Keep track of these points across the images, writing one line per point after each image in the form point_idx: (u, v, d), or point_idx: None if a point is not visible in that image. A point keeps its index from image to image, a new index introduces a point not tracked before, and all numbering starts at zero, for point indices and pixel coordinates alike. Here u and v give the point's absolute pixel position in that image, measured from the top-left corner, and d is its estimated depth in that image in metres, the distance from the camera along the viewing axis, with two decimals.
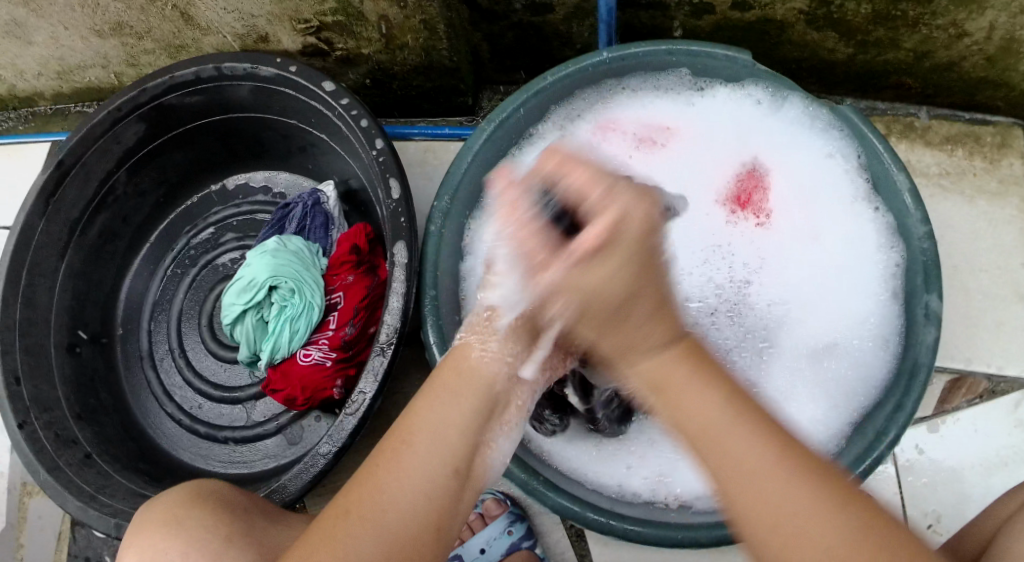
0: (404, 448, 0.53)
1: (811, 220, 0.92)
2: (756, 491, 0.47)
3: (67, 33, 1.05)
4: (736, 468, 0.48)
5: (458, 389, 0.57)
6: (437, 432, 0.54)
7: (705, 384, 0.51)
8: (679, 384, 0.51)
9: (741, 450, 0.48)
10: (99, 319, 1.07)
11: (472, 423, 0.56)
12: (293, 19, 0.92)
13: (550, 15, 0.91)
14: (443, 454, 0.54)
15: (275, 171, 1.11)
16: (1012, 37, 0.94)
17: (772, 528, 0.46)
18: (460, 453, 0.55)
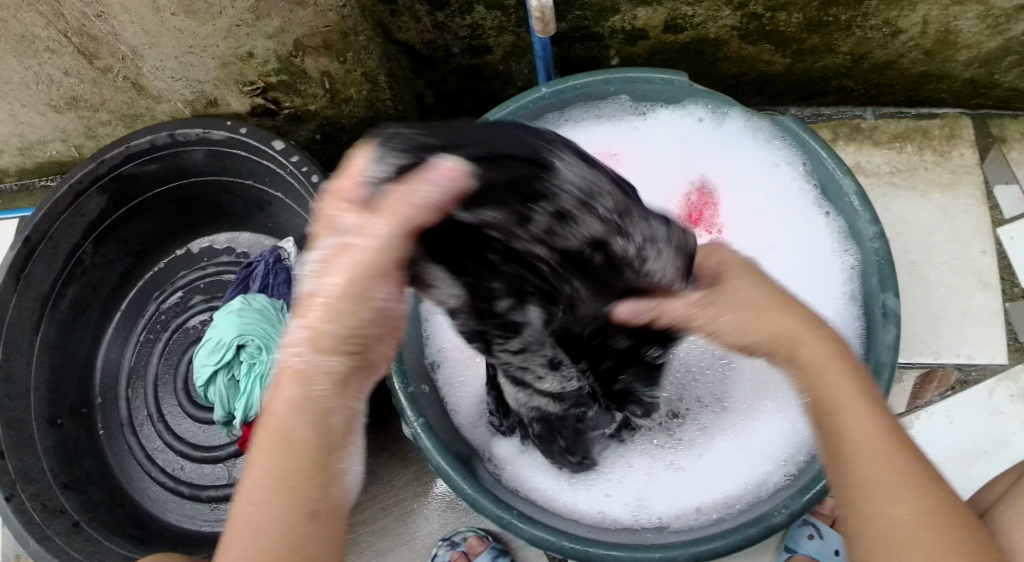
0: (247, 508, 0.46)
1: (760, 230, 0.94)
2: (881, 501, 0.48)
3: (24, 110, 1.06)
4: (859, 443, 0.51)
5: (278, 430, 0.47)
6: (268, 486, 0.46)
7: (858, 394, 0.53)
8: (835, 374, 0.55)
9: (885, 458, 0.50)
10: (76, 390, 1.09)
11: (304, 458, 0.47)
12: (238, 82, 0.94)
13: (488, 56, 0.93)
14: (285, 503, 0.46)
15: (236, 232, 1.14)
16: (947, 29, 0.95)
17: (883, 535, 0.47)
18: (305, 492, 0.46)
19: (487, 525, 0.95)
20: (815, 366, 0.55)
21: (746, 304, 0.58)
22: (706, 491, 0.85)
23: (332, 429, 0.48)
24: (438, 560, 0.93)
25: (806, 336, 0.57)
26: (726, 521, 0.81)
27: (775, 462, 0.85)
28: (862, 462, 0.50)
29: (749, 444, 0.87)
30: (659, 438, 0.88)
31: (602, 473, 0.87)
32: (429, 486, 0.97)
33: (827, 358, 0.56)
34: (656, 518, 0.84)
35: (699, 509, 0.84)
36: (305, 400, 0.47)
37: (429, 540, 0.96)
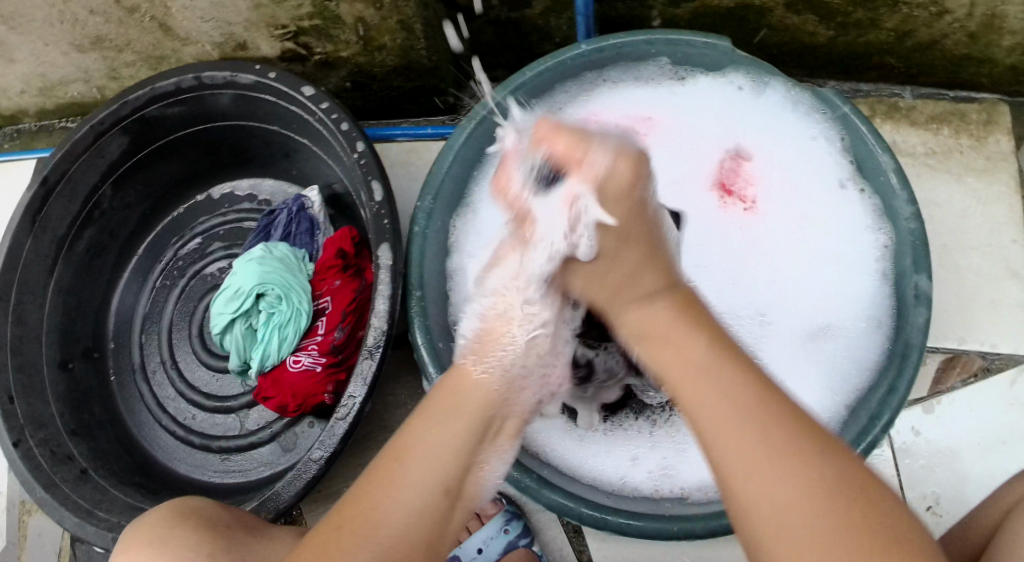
0: (395, 467, 0.55)
1: (797, 200, 0.92)
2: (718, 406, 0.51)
3: (47, 49, 1.04)
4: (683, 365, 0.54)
5: (450, 413, 0.59)
6: (426, 460, 0.56)
7: (701, 333, 0.55)
8: (667, 333, 0.56)
9: (718, 399, 0.51)
10: (90, 334, 1.07)
11: (463, 442, 0.58)
12: (270, 25, 0.92)
13: (526, 10, 0.91)
14: (433, 477, 0.55)
15: (260, 178, 1.11)
16: (993, 12, 0.93)
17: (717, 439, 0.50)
18: (453, 473, 0.57)
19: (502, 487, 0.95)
20: (642, 336, 0.59)
21: (618, 251, 0.60)
22: None
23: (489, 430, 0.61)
24: None
25: (637, 306, 0.59)
26: None
27: None
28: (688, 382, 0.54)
29: None
30: None
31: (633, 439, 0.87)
32: None
33: (667, 318, 0.57)
34: (678, 489, 0.83)
35: None
36: (482, 399, 0.60)
37: None
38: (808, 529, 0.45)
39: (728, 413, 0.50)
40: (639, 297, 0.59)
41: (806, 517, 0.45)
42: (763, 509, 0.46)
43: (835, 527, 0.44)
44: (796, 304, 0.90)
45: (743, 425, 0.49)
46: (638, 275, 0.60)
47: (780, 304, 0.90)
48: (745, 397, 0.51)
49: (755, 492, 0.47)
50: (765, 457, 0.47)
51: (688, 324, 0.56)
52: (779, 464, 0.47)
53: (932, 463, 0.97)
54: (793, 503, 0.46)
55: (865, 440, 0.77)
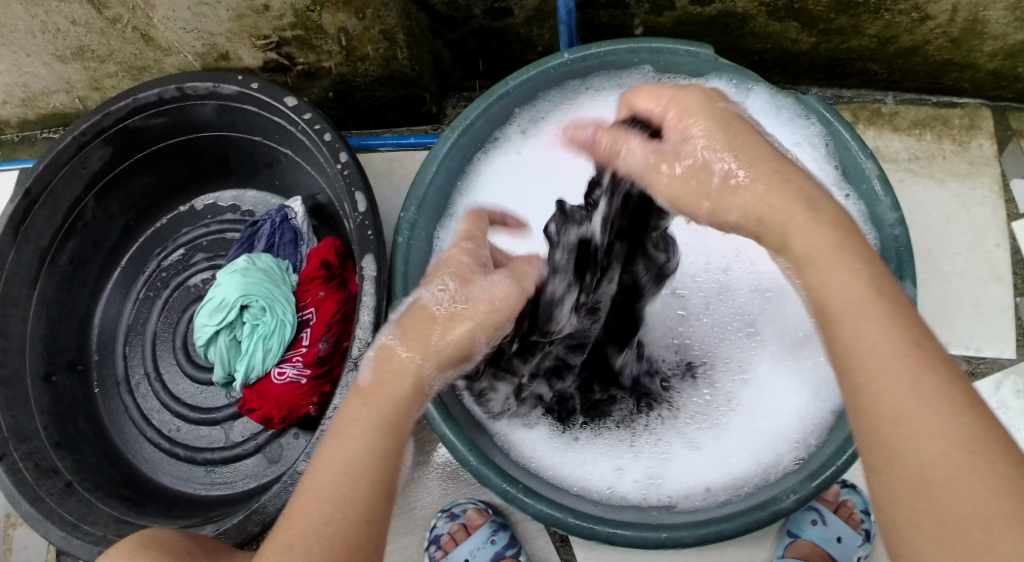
0: (326, 482, 0.51)
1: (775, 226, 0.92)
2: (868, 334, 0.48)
3: (29, 59, 1.04)
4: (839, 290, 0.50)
5: (378, 415, 0.54)
6: (356, 459, 0.52)
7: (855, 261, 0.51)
8: (827, 261, 0.51)
9: (885, 349, 0.47)
10: (74, 345, 1.07)
11: (393, 441, 0.54)
12: (252, 35, 0.92)
13: (509, 19, 0.91)
14: (365, 485, 0.52)
15: (242, 189, 1.11)
16: (975, 18, 0.93)
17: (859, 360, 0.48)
18: (385, 474, 0.53)
19: (488, 497, 0.94)
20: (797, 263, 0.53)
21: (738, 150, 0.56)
22: (718, 471, 0.83)
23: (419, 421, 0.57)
24: (437, 531, 0.92)
25: (799, 225, 0.53)
26: (734, 503, 0.79)
27: (788, 443, 0.83)
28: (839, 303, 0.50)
29: (764, 424, 0.85)
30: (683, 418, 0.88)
31: (618, 448, 0.87)
32: (429, 454, 0.95)
33: (829, 240, 0.52)
34: (666, 497, 0.83)
35: (709, 489, 0.82)
36: (412, 392, 0.56)
37: (428, 509, 0.95)
38: (961, 485, 0.43)
39: (893, 361, 0.47)
40: (790, 217, 0.53)
41: (956, 480, 0.43)
42: (917, 460, 0.44)
43: (1000, 493, 0.42)
44: (782, 315, 0.89)
45: (907, 376, 0.46)
46: (786, 201, 0.54)
47: (765, 315, 0.89)
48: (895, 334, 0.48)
49: (903, 446, 0.45)
50: (924, 411, 0.45)
51: (846, 256, 0.51)
52: (931, 410, 0.45)
53: None
54: (948, 459, 0.44)
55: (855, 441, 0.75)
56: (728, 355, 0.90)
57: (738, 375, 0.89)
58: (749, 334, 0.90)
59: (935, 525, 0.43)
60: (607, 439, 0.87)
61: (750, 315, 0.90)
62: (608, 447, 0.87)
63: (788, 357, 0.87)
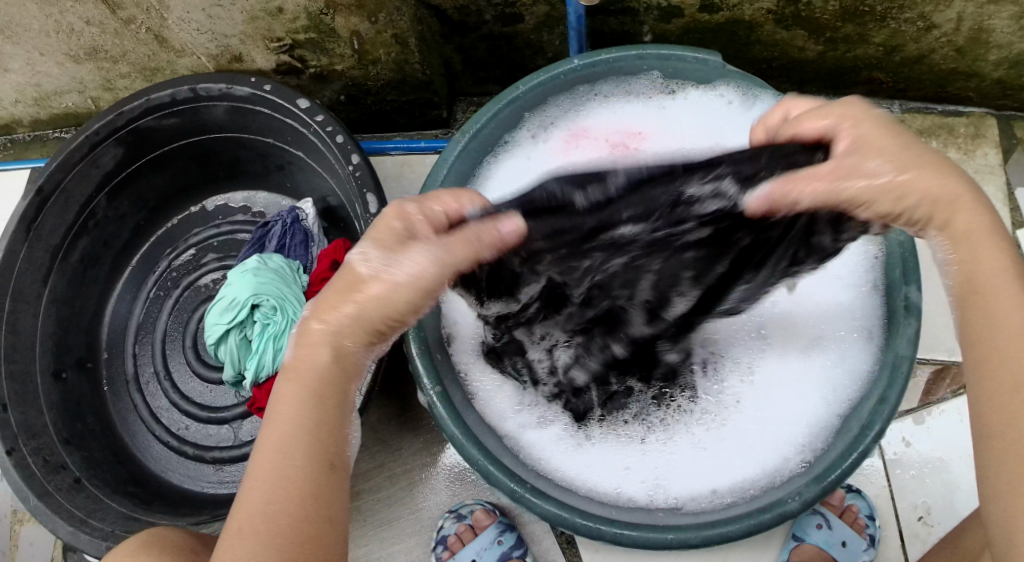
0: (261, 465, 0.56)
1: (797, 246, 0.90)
2: (1014, 327, 0.57)
3: (42, 59, 1.05)
4: (996, 277, 0.59)
5: (304, 398, 0.59)
6: (296, 438, 0.58)
7: (1000, 248, 0.59)
8: (979, 246, 0.60)
9: (1018, 333, 0.57)
10: (83, 344, 1.07)
11: (326, 416, 0.59)
12: (265, 38, 0.93)
13: (520, 24, 0.92)
14: (297, 463, 0.57)
15: (253, 191, 1.12)
16: (980, 27, 0.94)
17: (995, 341, 0.58)
18: (323, 445, 0.58)
19: (495, 498, 0.95)
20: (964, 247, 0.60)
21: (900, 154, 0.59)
22: (724, 475, 0.84)
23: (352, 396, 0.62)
24: (444, 531, 0.93)
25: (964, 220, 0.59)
26: (739, 506, 0.80)
27: (795, 447, 0.84)
28: (995, 287, 0.59)
29: (772, 427, 0.86)
30: (688, 418, 0.88)
31: (625, 449, 0.87)
32: (437, 455, 0.96)
33: (983, 226, 0.60)
34: (672, 499, 0.83)
35: (716, 491, 0.83)
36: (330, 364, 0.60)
37: (434, 510, 0.95)
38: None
39: (1017, 340, 0.57)
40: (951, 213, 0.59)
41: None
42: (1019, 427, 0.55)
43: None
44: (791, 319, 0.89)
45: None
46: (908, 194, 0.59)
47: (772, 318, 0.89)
48: None
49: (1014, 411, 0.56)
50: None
51: (993, 241, 0.59)
52: None
53: (922, 474, 0.97)
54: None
55: (859, 449, 0.78)
56: (738, 355, 0.90)
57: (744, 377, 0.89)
58: (759, 336, 0.89)
59: (1009, 490, 0.55)
60: (613, 437, 0.88)
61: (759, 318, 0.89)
62: (614, 447, 0.87)
63: (796, 360, 0.88)
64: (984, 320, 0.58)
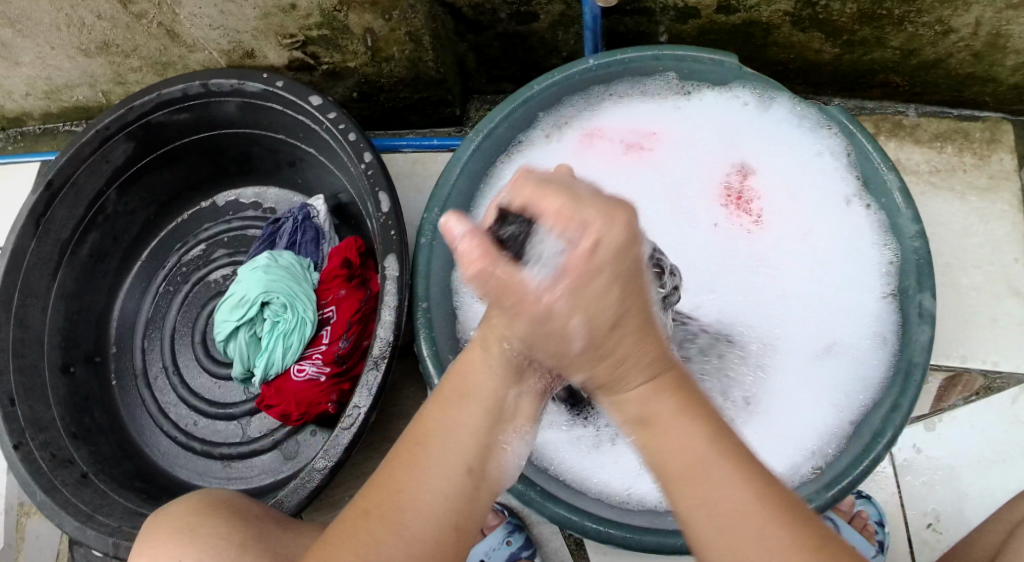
0: (405, 450, 0.53)
1: (808, 248, 0.91)
2: (694, 473, 0.48)
3: (53, 52, 1.04)
4: (651, 414, 0.50)
5: (461, 396, 0.55)
6: (450, 438, 0.53)
7: (686, 407, 0.49)
8: (653, 400, 0.50)
9: (702, 472, 0.47)
10: (91, 338, 1.07)
11: (479, 423, 0.54)
12: (278, 34, 0.92)
13: (535, 23, 0.91)
14: (452, 458, 0.53)
15: (264, 186, 1.12)
16: (998, 32, 0.94)
17: (694, 497, 0.48)
18: (469, 452, 0.53)
19: (503, 498, 0.95)
20: (665, 408, 0.49)
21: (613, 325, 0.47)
22: None
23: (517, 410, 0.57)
24: None
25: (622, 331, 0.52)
26: None
27: (804, 452, 0.83)
28: (656, 441, 0.49)
29: (783, 431, 0.85)
30: None
31: None
32: None
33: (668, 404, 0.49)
34: None
35: None
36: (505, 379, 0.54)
37: None
38: None
39: (693, 466, 0.48)
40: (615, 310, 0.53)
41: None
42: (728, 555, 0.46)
43: (792, 544, 0.45)
44: (799, 327, 0.89)
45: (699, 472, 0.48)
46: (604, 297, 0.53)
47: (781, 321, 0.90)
48: (706, 454, 0.48)
49: (716, 538, 0.47)
50: (720, 495, 0.47)
51: (656, 348, 0.50)
52: (746, 519, 0.46)
53: (932, 481, 0.97)
54: None
55: (868, 459, 0.77)
56: (749, 356, 0.89)
57: (755, 379, 0.88)
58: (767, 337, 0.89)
59: None
60: None
61: (766, 319, 0.90)
62: None
63: (813, 363, 0.87)
64: (664, 460, 0.49)
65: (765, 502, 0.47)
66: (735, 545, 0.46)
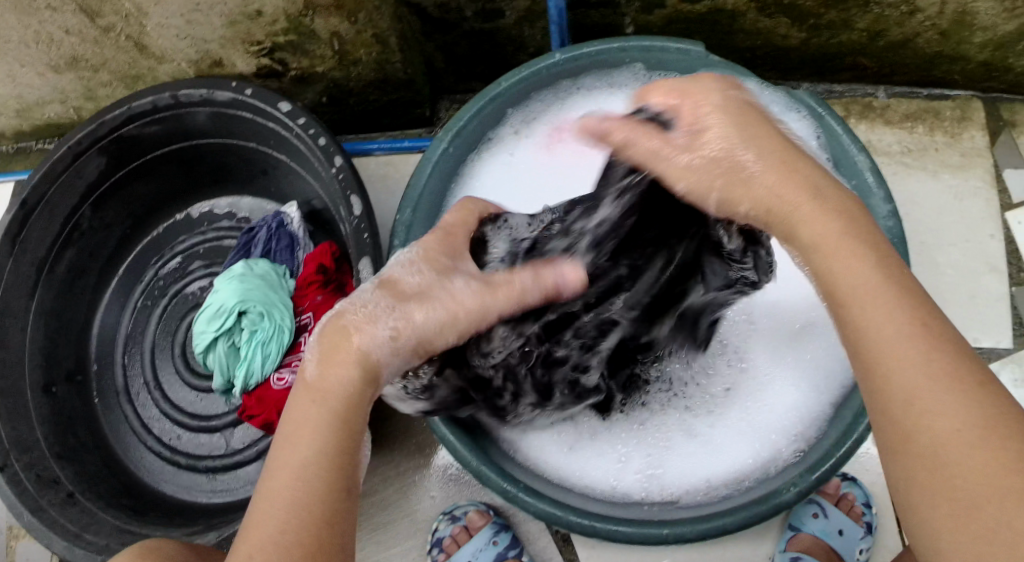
0: (282, 488, 0.52)
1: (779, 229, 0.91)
2: (881, 309, 0.49)
3: (22, 69, 1.04)
4: (838, 253, 0.51)
5: (317, 406, 0.55)
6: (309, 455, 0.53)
7: (859, 244, 0.51)
8: (834, 249, 0.52)
9: (888, 316, 0.48)
10: (72, 356, 1.06)
11: (328, 428, 0.54)
12: (245, 41, 0.92)
13: (501, 20, 0.91)
14: (319, 481, 0.52)
15: (238, 196, 1.12)
16: (964, 10, 0.94)
17: (871, 339, 0.48)
18: (330, 462, 0.53)
19: (489, 498, 0.95)
20: (840, 231, 0.52)
21: (752, 171, 0.55)
22: (718, 466, 0.84)
23: (371, 406, 0.57)
24: (439, 533, 0.92)
25: (806, 217, 0.53)
26: (736, 497, 0.79)
27: (786, 438, 0.84)
28: (846, 281, 0.50)
29: (760, 419, 0.86)
30: (693, 403, 0.88)
31: (623, 439, 0.87)
32: (431, 457, 0.96)
33: (836, 228, 0.52)
34: (666, 491, 0.83)
35: (710, 483, 0.83)
36: (356, 380, 0.56)
37: (429, 513, 0.95)
38: (974, 462, 0.43)
39: (900, 339, 0.47)
40: (799, 206, 0.54)
41: (976, 437, 0.44)
42: (924, 418, 0.45)
43: (979, 408, 0.45)
44: (777, 311, 0.89)
45: (910, 355, 0.47)
46: (788, 187, 0.54)
47: (759, 304, 0.89)
48: (895, 297, 0.49)
49: (897, 385, 0.47)
50: (936, 385, 0.46)
51: (859, 246, 0.51)
52: (932, 366, 0.46)
53: None
54: (959, 430, 0.44)
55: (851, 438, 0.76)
56: (728, 340, 0.89)
57: (737, 372, 0.88)
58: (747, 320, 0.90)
59: (948, 505, 0.44)
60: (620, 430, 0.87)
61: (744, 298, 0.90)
62: (611, 435, 0.87)
63: (789, 356, 0.87)
64: (845, 291, 0.50)
65: (953, 359, 0.47)
66: (913, 390, 0.46)
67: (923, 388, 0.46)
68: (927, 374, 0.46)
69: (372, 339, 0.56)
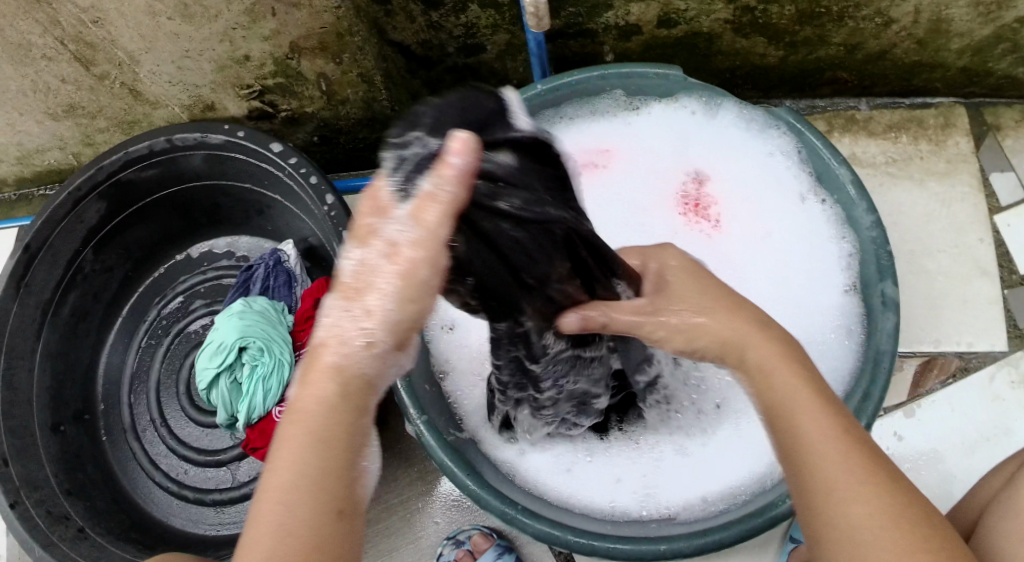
0: (267, 512, 0.46)
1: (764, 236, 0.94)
2: (806, 411, 0.53)
3: (21, 118, 1.06)
4: (775, 372, 0.56)
5: (309, 425, 0.48)
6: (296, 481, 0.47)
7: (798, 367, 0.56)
8: (772, 369, 0.56)
9: (815, 418, 0.52)
10: (79, 396, 1.09)
11: (329, 452, 0.48)
12: (236, 85, 0.94)
13: (482, 55, 0.95)
14: (308, 507, 0.46)
15: (235, 236, 1.15)
16: (939, 18, 0.95)
17: (800, 435, 0.52)
18: (332, 489, 0.47)
19: (491, 522, 0.96)
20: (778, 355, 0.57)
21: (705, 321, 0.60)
22: (712, 482, 0.86)
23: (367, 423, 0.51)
24: (444, 559, 0.93)
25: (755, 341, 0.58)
26: (730, 512, 0.80)
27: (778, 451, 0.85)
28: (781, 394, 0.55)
29: (754, 434, 0.87)
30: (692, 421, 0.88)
31: (621, 458, 0.88)
32: (433, 485, 0.98)
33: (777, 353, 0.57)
34: (664, 508, 0.84)
35: (705, 499, 0.84)
36: (339, 398, 0.49)
37: (434, 538, 0.96)
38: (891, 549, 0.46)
39: (823, 437, 0.51)
40: (752, 349, 0.58)
41: (889, 528, 0.46)
42: (839, 514, 0.48)
43: (891, 504, 0.48)
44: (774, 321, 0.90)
45: (831, 450, 0.50)
46: (741, 330, 0.59)
47: None
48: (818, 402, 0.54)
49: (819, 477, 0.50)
50: (856, 477, 0.49)
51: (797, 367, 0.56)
52: (854, 462, 0.50)
53: (918, 465, 0.97)
54: (872, 517, 0.47)
55: None
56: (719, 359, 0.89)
57: (729, 389, 0.89)
58: None
59: None
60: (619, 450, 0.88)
61: None
62: (609, 454, 0.88)
63: None
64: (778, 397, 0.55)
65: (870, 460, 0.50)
66: (833, 481, 0.49)
67: (840, 479, 0.49)
68: (846, 467, 0.49)
69: (346, 349, 0.49)
